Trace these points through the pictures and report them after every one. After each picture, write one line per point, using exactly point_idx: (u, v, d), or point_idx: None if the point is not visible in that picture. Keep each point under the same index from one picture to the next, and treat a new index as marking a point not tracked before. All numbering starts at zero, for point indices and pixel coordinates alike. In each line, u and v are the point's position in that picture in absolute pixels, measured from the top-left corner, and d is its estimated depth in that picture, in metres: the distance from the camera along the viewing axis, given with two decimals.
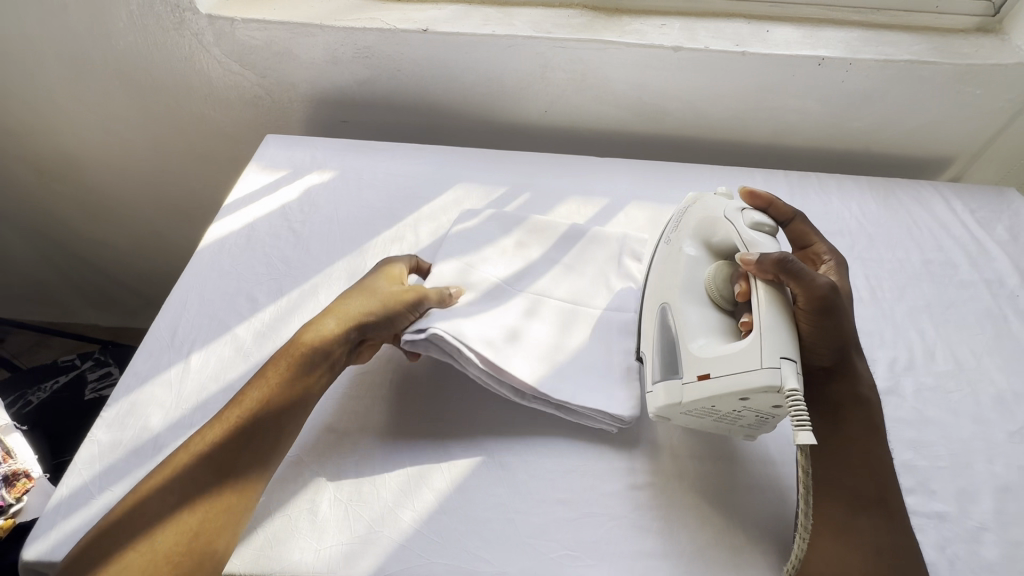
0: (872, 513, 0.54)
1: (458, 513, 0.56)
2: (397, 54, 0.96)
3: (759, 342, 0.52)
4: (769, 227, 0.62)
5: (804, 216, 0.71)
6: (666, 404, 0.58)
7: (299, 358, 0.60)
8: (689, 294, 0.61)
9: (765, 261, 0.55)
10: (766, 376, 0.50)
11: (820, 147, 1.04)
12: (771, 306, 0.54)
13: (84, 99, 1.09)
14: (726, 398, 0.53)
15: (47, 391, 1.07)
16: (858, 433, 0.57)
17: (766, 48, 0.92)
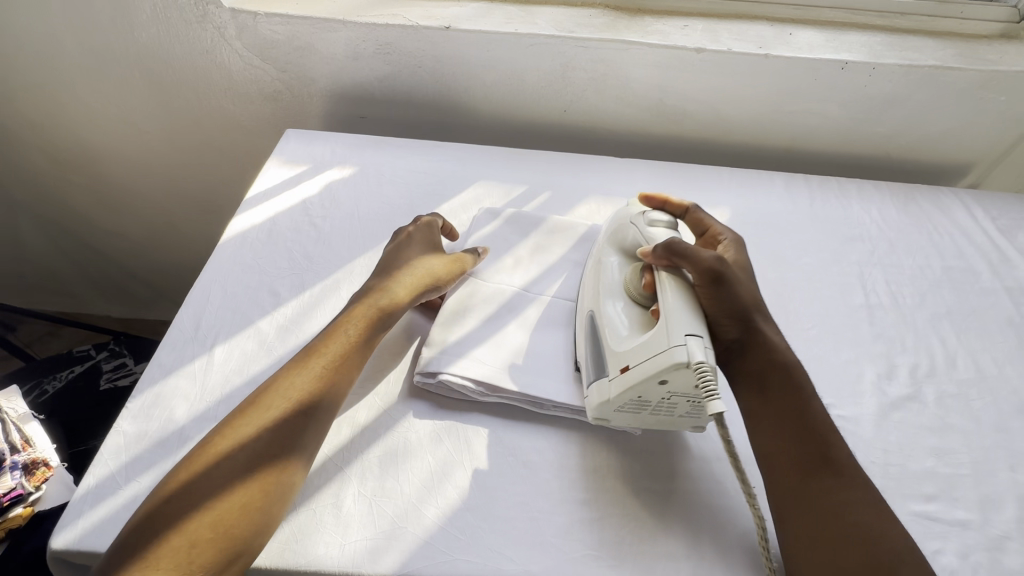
0: (824, 477, 0.55)
1: (481, 511, 0.56)
2: (419, 51, 0.96)
3: (663, 325, 0.56)
4: (666, 221, 0.69)
5: (698, 207, 0.75)
6: (603, 404, 0.59)
7: (373, 321, 0.66)
8: (608, 293, 0.66)
9: (658, 248, 0.62)
10: (673, 352, 0.54)
11: (840, 151, 1.04)
12: (671, 287, 0.60)
13: (105, 90, 1.09)
14: (647, 383, 0.55)
15: (63, 380, 1.07)
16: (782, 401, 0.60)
17: (790, 52, 0.92)
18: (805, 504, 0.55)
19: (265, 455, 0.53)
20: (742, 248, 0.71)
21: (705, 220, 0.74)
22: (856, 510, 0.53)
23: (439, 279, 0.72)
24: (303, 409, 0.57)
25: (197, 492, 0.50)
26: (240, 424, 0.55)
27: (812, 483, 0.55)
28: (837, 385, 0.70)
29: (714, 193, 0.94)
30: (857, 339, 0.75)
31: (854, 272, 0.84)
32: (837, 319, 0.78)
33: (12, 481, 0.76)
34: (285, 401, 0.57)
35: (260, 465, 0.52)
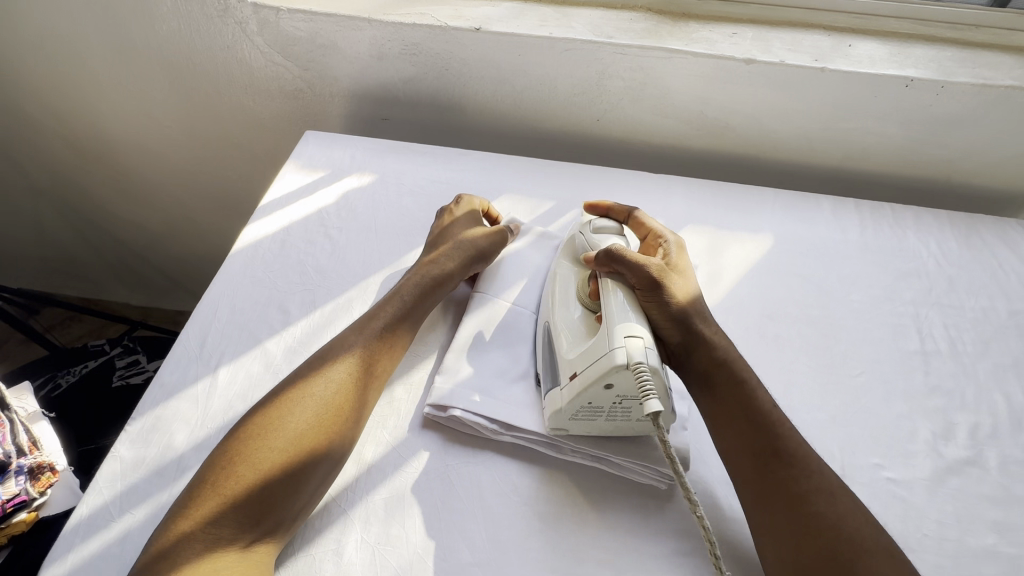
0: (778, 466, 0.54)
1: (492, 567, 0.52)
2: (447, 52, 0.90)
3: (605, 329, 0.57)
4: (612, 228, 0.70)
5: (642, 212, 0.74)
6: (557, 412, 0.57)
7: (428, 290, 0.68)
8: (559, 300, 0.66)
9: (598, 253, 0.63)
10: (614, 353, 0.54)
11: (895, 174, 0.96)
12: (613, 290, 0.60)
13: (125, 81, 1.07)
14: (593, 388, 0.55)
15: (76, 375, 1.06)
16: (728, 393, 0.59)
17: (849, 66, 0.84)
18: (765, 499, 0.53)
19: (327, 406, 0.54)
20: (684, 252, 0.69)
21: (648, 224, 0.72)
22: (813, 497, 0.52)
23: (484, 244, 0.73)
24: (360, 371, 0.58)
25: (264, 439, 0.51)
26: (293, 409, 0.53)
27: (763, 475, 0.54)
28: (886, 442, 0.64)
29: (756, 216, 0.87)
30: (909, 389, 0.69)
31: (908, 312, 0.77)
32: (888, 366, 0.71)
33: (16, 486, 0.72)
34: (343, 362, 0.58)
35: (324, 418, 0.53)
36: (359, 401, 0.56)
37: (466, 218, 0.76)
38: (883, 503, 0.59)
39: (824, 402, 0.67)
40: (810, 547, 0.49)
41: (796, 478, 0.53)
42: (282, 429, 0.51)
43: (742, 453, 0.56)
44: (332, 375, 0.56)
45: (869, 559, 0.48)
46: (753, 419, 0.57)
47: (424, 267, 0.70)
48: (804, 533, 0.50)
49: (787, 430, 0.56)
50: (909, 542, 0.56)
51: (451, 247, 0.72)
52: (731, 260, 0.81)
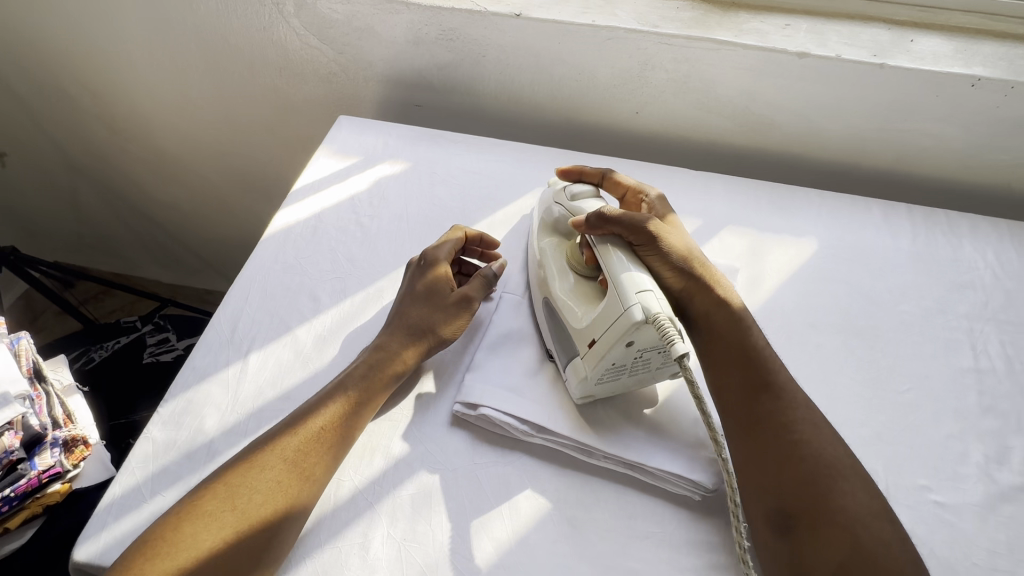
0: (766, 399, 0.55)
1: (518, 569, 0.51)
2: (484, 39, 0.88)
3: (615, 290, 0.55)
4: (588, 192, 0.69)
5: (614, 172, 0.74)
6: (585, 380, 0.57)
7: (379, 385, 0.59)
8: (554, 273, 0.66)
9: (589, 218, 0.61)
10: (630, 312, 0.52)
11: (952, 179, 0.90)
12: (610, 249, 0.59)
13: (161, 59, 1.07)
14: (616, 348, 0.54)
15: (109, 350, 1.08)
16: (726, 331, 0.60)
17: (911, 62, 0.79)
18: (752, 429, 0.54)
19: (243, 524, 0.48)
20: (665, 203, 0.72)
21: (625, 183, 0.73)
22: (798, 429, 0.53)
23: (439, 324, 0.63)
24: (291, 480, 0.51)
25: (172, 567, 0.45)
26: (204, 527, 0.47)
27: (751, 407, 0.55)
28: (934, 462, 0.61)
29: (801, 219, 0.83)
30: (961, 408, 0.65)
31: (961, 326, 0.72)
32: (939, 382, 0.67)
33: (51, 458, 0.73)
34: (272, 467, 0.51)
35: (238, 540, 0.47)
36: (285, 518, 0.50)
37: (430, 283, 0.66)
38: (930, 527, 0.56)
39: (869, 418, 0.64)
40: (791, 473, 0.51)
41: (782, 411, 0.54)
42: (189, 552, 0.46)
43: (732, 388, 0.57)
44: (257, 484, 0.50)
45: (847, 487, 0.50)
46: (744, 353, 0.58)
47: (379, 352, 0.61)
48: (787, 460, 0.52)
49: (776, 366, 0.58)
50: (958, 569, 0.53)
51: (409, 327, 0.63)
52: (773, 264, 0.77)
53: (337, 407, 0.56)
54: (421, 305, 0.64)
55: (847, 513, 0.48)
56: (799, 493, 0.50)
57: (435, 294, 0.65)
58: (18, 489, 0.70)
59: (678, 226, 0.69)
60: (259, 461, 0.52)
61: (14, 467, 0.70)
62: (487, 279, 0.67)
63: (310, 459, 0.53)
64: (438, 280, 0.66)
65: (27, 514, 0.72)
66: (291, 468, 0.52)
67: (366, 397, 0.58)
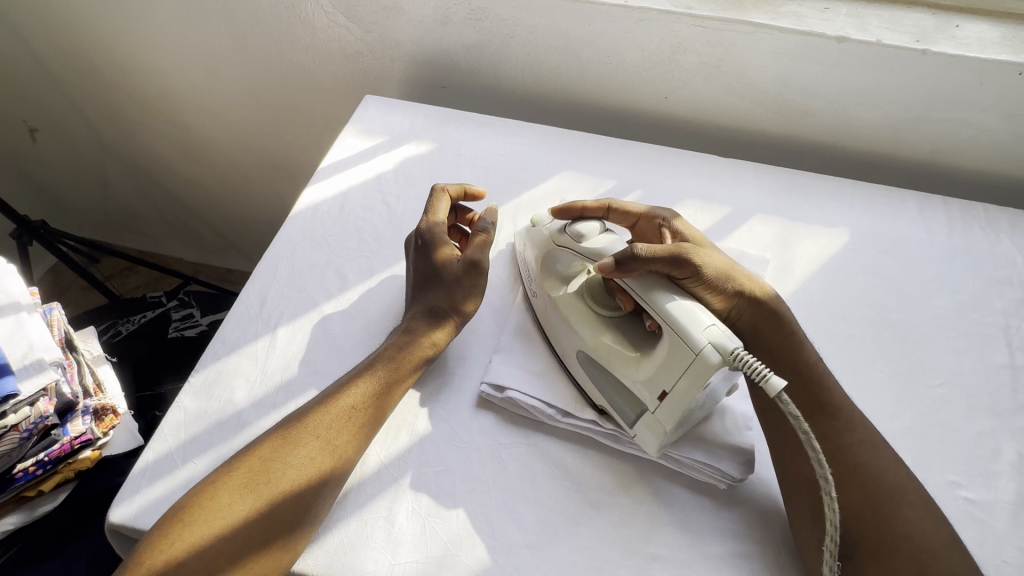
0: (824, 423, 0.54)
1: (541, 548, 0.51)
2: (514, 19, 0.87)
3: (676, 333, 0.51)
4: (596, 228, 0.63)
5: (616, 200, 0.70)
6: (666, 433, 0.54)
7: (407, 367, 0.58)
8: (579, 317, 0.60)
9: (612, 262, 0.56)
10: (705, 356, 0.49)
11: (992, 173, 0.87)
12: (657, 290, 0.54)
13: (190, 36, 1.08)
14: (694, 391, 0.51)
15: (135, 324, 1.10)
16: (777, 347, 0.59)
17: (955, 49, 0.76)
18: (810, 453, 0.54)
19: (279, 496, 0.49)
20: (681, 221, 0.67)
21: (635, 210, 0.69)
22: (860, 454, 0.52)
23: (456, 300, 0.62)
24: (325, 456, 0.52)
25: (206, 539, 0.46)
26: (241, 496, 0.49)
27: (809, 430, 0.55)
28: (966, 460, 0.59)
29: (833, 209, 0.81)
30: (995, 406, 0.64)
31: (997, 323, 0.71)
32: (973, 379, 0.66)
33: (83, 425, 0.74)
34: (307, 444, 0.52)
35: (272, 511, 0.48)
36: (317, 491, 0.50)
37: (433, 259, 0.63)
38: (959, 524, 0.55)
39: (899, 412, 0.62)
40: (851, 501, 0.50)
41: (841, 434, 0.53)
42: (226, 518, 0.47)
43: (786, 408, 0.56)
44: (292, 459, 0.51)
45: (910, 513, 0.49)
46: (798, 372, 0.57)
47: (407, 334, 0.60)
48: (847, 487, 0.51)
49: (831, 385, 0.56)
50: (986, 567, 0.52)
51: (429, 307, 0.62)
52: (803, 255, 0.76)
53: (368, 390, 0.56)
54: (431, 287, 0.62)
55: (911, 542, 0.48)
56: (857, 519, 0.50)
57: (441, 267, 0.63)
58: (51, 453, 0.71)
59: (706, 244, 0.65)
60: (295, 437, 0.52)
61: (48, 432, 0.71)
62: (487, 239, 0.65)
63: (342, 440, 0.53)
64: (443, 255, 0.63)
65: (59, 478, 0.74)
66: (324, 444, 0.52)
67: (396, 377, 0.57)
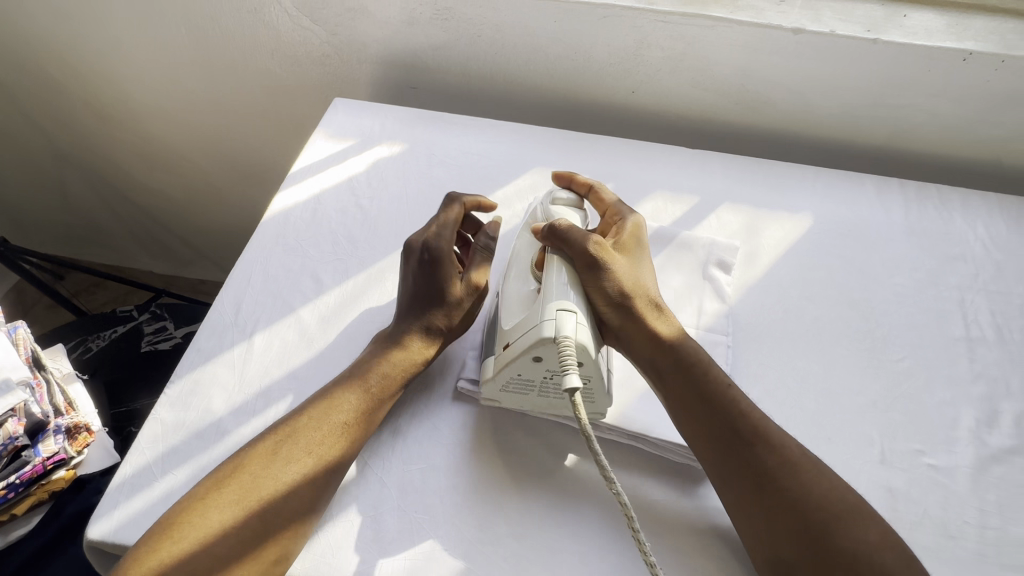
0: (737, 448, 0.53)
1: (527, 538, 0.52)
2: (480, 18, 0.87)
3: (539, 302, 0.55)
4: (569, 199, 0.66)
5: (604, 186, 0.70)
6: (488, 381, 0.57)
7: (397, 380, 0.58)
8: (515, 271, 0.63)
9: (544, 227, 0.60)
10: (542, 327, 0.52)
11: (945, 155, 0.92)
12: (554, 265, 0.57)
13: (151, 45, 1.06)
14: (522, 359, 0.54)
15: (106, 340, 1.07)
16: (680, 375, 0.56)
17: (904, 37, 0.80)
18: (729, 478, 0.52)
19: (268, 508, 0.49)
20: (641, 231, 0.65)
21: (608, 202, 0.68)
22: (780, 474, 0.51)
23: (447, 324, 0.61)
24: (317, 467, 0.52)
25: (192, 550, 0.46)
26: (228, 506, 0.48)
27: (730, 452, 0.53)
28: (929, 428, 0.62)
29: (797, 196, 0.84)
30: (953, 375, 0.67)
31: (953, 297, 0.74)
32: (932, 351, 0.69)
33: (55, 445, 0.73)
34: (298, 455, 0.52)
35: (260, 523, 0.48)
36: (307, 504, 0.50)
37: (435, 273, 0.62)
38: (924, 489, 0.58)
39: (864, 386, 0.65)
40: (782, 525, 0.49)
41: (758, 458, 0.52)
42: (212, 529, 0.47)
43: (693, 429, 0.55)
44: (281, 470, 0.51)
45: (844, 522, 0.49)
46: (709, 391, 0.55)
47: (399, 348, 0.59)
48: (781, 510, 0.50)
49: (743, 406, 0.55)
50: (949, 528, 0.55)
51: (424, 324, 0.60)
52: (770, 240, 0.78)
53: (359, 401, 0.56)
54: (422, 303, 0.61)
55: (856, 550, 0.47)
56: (795, 541, 0.48)
57: (444, 283, 0.61)
58: (24, 475, 0.69)
59: (639, 259, 0.63)
60: (286, 447, 0.52)
61: (19, 453, 0.69)
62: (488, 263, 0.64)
63: (334, 450, 0.53)
64: (444, 272, 0.61)
65: (33, 501, 0.72)
66: (315, 455, 0.52)
67: (384, 392, 0.57)
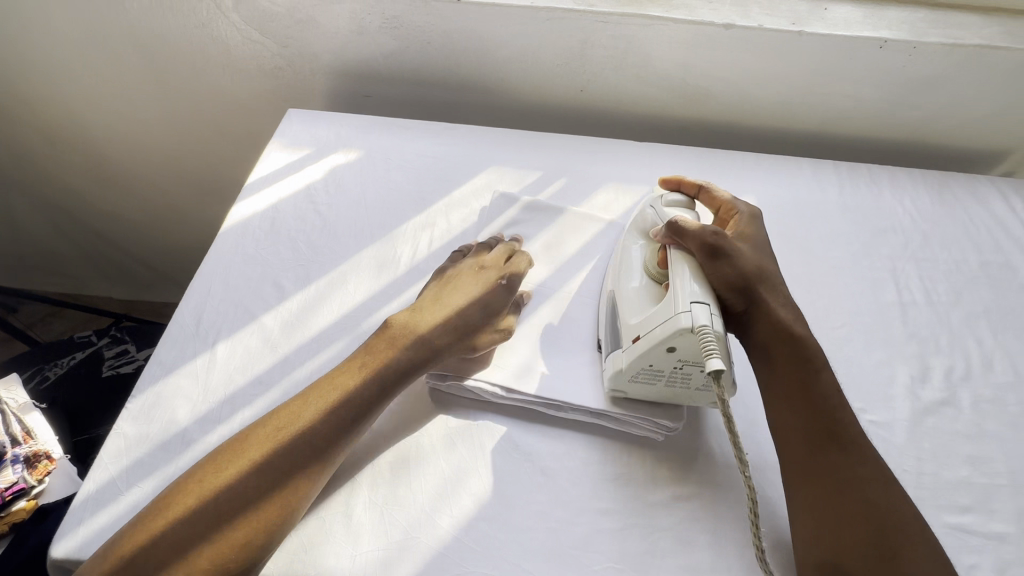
0: (830, 455, 0.53)
1: (497, 520, 0.54)
2: (428, 25, 0.90)
3: (669, 295, 0.56)
4: (681, 202, 0.68)
5: (714, 185, 0.71)
6: (617, 373, 0.59)
7: (405, 370, 0.59)
8: (626, 272, 0.65)
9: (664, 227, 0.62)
10: (678, 316, 0.53)
11: (873, 137, 0.98)
12: (679, 260, 0.59)
13: (99, 64, 1.04)
14: (656, 350, 0.55)
15: (65, 367, 1.04)
16: (794, 368, 0.57)
17: (825, 29, 0.85)
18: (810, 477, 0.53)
19: (260, 491, 0.50)
20: (757, 221, 0.67)
21: (720, 198, 0.69)
22: (865, 489, 0.52)
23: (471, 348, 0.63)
24: (314, 454, 0.53)
25: (207, 512, 0.49)
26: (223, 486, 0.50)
27: (820, 459, 0.53)
28: (869, 388, 0.67)
29: (739, 181, 0.89)
30: (889, 338, 0.72)
31: (885, 267, 0.80)
32: (868, 316, 0.74)
33: (13, 475, 0.71)
34: (303, 441, 0.53)
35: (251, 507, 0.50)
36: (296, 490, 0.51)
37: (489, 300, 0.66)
38: None
39: None
40: (852, 536, 0.50)
41: (847, 469, 0.53)
42: (207, 508, 0.49)
43: (792, 430, 0.55)
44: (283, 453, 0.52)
45: (910, 549, 0.49)
46: (820, 402, 0.56)
47: (418, 339, 0.61)
48: (852, 519, 0.50)
49: (849, 416, 0.56)
50: None
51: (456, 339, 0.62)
52: None
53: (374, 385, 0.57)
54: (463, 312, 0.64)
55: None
56: (863, 554, 0.49)
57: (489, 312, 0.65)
58: None
59: (758, 249, 0.64)
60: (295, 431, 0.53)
61: None
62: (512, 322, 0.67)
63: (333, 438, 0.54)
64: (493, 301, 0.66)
65: None
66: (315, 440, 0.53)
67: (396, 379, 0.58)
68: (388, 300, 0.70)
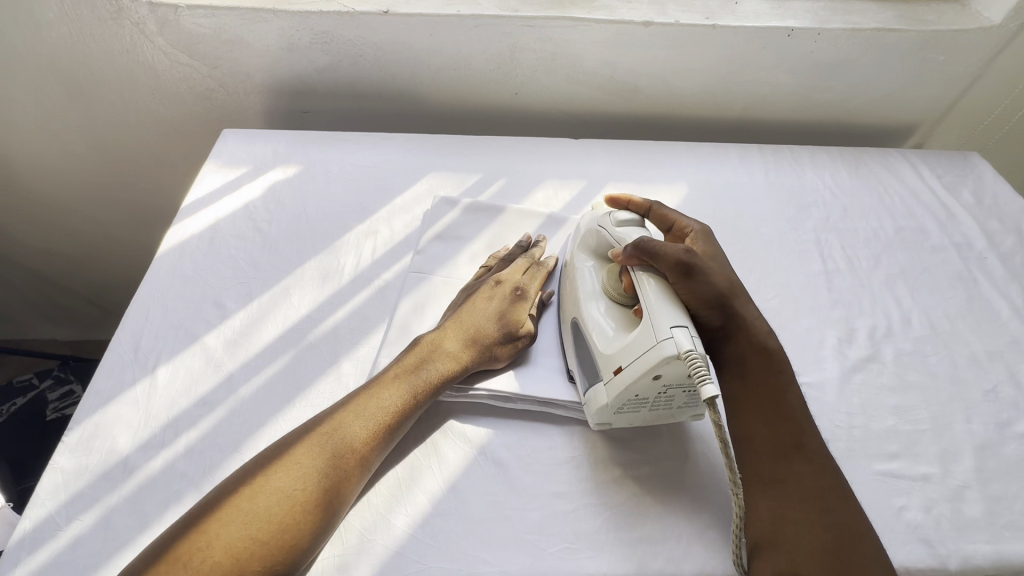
0: (790, 465, 0.52)
1: (452, 515, 0.55)
2: (358, 38, 0.91)
3: (646, 323, 0.55)
4: (634, 220, 0.68)
5: (661, 204, 0.72)
6: (602, 407, 0.57)
7: (423, 391, 0.60)
8: (587, 295, 0.65)
9: (626, 250, 0.61)
10: (662, 345, 0.52)
11: (793, 120, 1.05)
12: (647, 282, 0.59)
13: (18, 98, 1.00)
14: (642, 382, 0.54)
15: (4, 415, 0.99)
16: (761, 379, 0.57)
17: (737, 21, 0.90)
18: (773, 488, 0.51)
19: (276, 524, 0.48)
20: (711, 238, 0.67)
21: (670, 215, 0.70)
22: (823, 497, 0.50)
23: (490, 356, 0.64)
24: (331, 484, 0.52)
25: (251, 517, 0.48)
26: (234, 521, 0.47)
27: (781, 468, 0.52)
28: (800, 353, 0.71)
29: (671, 169, 0.93)
30: (817, 305, 0.76)
31: (810, 239, 0.85)
32: (797, 286, 0.78)
33: None
34: (322, 472, 0.52)
35: (266, 541, 0.47)
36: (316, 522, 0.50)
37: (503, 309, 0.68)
38: None
39: None
40: (809, 544, 0.48)
41: (804, 477, 0.51)
42: (216, 547, 0.46)
43: (760, 441, 0.54)
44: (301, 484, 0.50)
45: (863, 559, 0.47)
46: (784, 413, 0.55)
47: (433, 359, 0.62)
48: (810, 526, 0.49)
49: (811, 427, 0.55)
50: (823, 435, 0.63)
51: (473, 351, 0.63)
52: None
53: (392, 410, 0.57)
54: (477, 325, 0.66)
55: None
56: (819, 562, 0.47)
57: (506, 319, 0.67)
58: None
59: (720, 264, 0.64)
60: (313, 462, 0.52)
61: None
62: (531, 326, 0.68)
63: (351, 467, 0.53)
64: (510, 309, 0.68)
65: None
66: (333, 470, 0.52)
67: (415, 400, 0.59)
68: (333, 310, 0.70)
